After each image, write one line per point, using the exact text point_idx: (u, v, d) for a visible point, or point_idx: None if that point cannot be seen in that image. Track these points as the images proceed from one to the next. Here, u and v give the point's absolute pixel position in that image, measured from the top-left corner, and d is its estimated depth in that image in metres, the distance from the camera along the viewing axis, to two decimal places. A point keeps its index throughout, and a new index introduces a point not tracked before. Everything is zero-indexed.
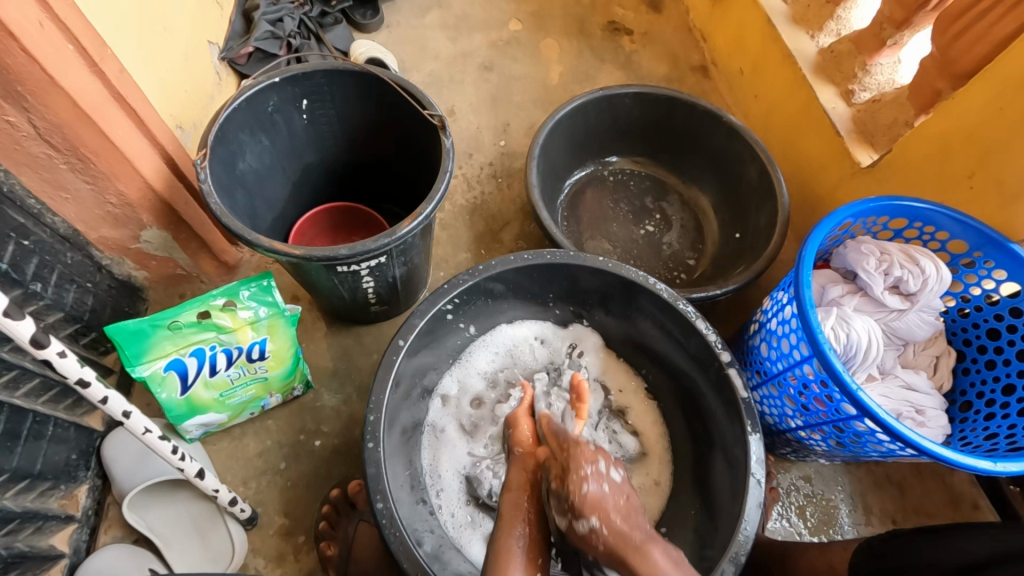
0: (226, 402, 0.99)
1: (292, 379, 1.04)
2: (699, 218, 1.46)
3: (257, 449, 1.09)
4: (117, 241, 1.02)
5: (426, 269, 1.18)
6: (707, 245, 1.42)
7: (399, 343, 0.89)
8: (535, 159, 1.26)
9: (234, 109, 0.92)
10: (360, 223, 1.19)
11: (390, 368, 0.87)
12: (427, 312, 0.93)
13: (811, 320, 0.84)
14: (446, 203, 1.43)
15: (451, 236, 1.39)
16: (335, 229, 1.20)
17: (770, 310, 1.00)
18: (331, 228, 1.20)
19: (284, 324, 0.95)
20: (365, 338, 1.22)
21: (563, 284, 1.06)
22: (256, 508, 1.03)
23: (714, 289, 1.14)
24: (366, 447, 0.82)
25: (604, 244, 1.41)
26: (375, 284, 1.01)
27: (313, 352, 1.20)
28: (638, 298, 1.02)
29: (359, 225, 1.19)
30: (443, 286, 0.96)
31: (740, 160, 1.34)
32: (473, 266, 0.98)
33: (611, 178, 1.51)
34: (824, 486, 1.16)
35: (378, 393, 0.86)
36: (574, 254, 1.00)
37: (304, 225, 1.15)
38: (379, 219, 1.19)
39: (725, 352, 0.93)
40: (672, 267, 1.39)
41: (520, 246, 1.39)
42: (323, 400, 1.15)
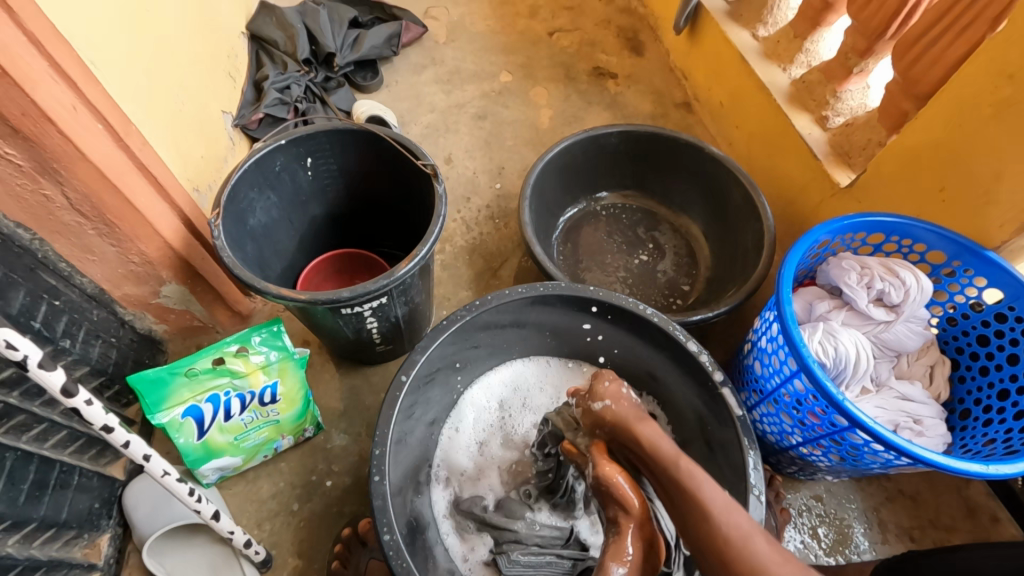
0: (240, 445, 1.03)
1: (302, 420, 1.09)
2: (692, 245, 1.51)
3: (271, 491, 1.12)
4: (139, 297, 1.10)
5: (428, 309, 1.23)
6: (701, 271, 1.46)
7: (402, 378, 0.93)
8: (527, 198, 1.33)
9: (245, 170, 1.01)
10: (364, 268, 1.27)
11: (393, 404, 0.91)
12: (428, 348, 0.97)
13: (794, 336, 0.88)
14: (447, 245, 1.50)
15: (452, 276, 1.45)
16: (341, 275, 1.27)
17: (759, 329, 1.03)
18: (337, 274, 1.27)
19: (294, 366, 1.01)
20: (373, 377, 1.27)
21: (558, 316, 1.11)
22: (270, 551, 1.06)
23: (707, 312, 1.17)
24: (372, 480, 0.85)
25: (600, 275, 1.46)
26: (378, 324, 1.06)
27: (323, 394, 1.24)
28: (630, 324, 1.06)
29: (364, 271, 1.27)
30: (442, 322, 1.00)
31: (724, 187, 1.40)
32: (470, 303, 1.03)
33: (603, 212, 1.57)
34: (836, 504, 1.14)
35: (383, 427, 0.89)
36: (566, 286, 1.04)
37: (311, 272, 1.23)
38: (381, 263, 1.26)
39: (716, 371, 0.96)
40: (668, 293, 1.42)
41: (518, 281, 1.45)
42: (333, 440, 1.18)
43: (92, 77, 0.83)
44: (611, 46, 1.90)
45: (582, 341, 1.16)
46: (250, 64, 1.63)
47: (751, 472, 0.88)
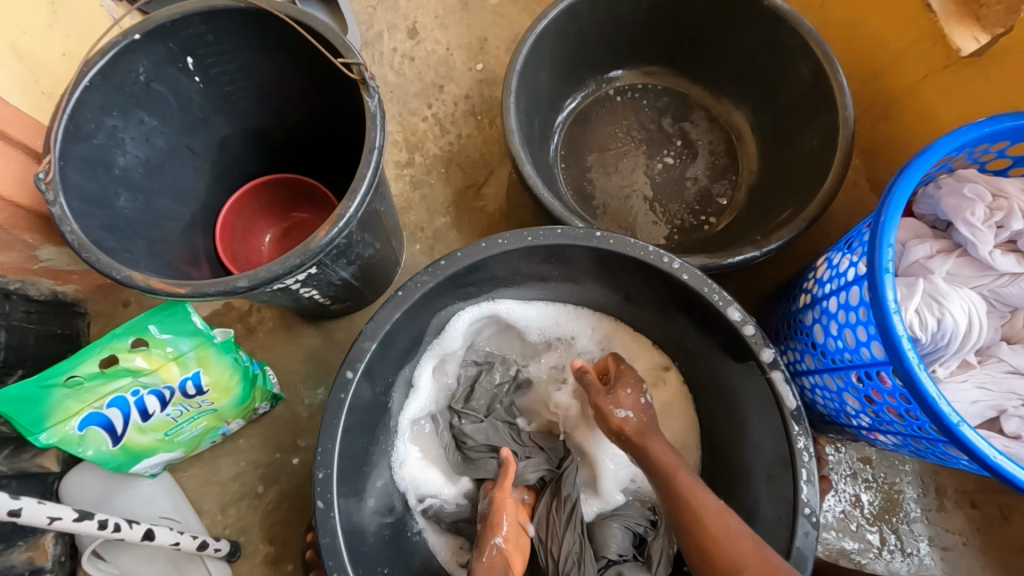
0: (175, 440, 0.86)
1: (247, 402, 0.91)
2: (733, 140, 1.15)
3: (232, 473, 0.98)
4: (14, 264, 0.85)
5: (390, 253, 0.97)
6: (743, 175, 1.13)
7: (348, 376, 0.71)
8: (512, 91, 0.97)
9: (85, 88, 0.69)
10: (299, 194, 0.98)
11: (338, 410, 0.70)
12: (379, 332, 0.73)
13: (890, 320, 0.59)
14: (417, 155, 1.18)
15: (426, 197, 1.15)
16: (271, 207, 0.99)
17: (828, 281, 0.75)
18: (266, 206, 0.98)
19: (216, 353, 0.79)
20: (337, 334, 1.06)
21: (556, 267, 0.84)
22: (238, 539, 0.95)
23: (752, 249, 0.89)
24: (317, 510, 0.68)
25: (613, 186, 1.13)
26: (316, 291, 0.80)
27: (280, 357, 1.05)
28: (650, 279, 0.80)
29: (300, 197, 0.99)
30: (396, 294, 0.75)
31: (784, 59, 1.00)
32: (433, 263, 0.76)
33: (618, 97, 1.19)
34: (887, 468, 0.98)
35: (326, 441, 0.70)
36: (563, 233, 0.76)
37: (231, 213, 0.93)
38: (319, 184, 0.98)
39: (766, 348, 0.71)
40: (698, 209, 1.11)
41: (509, 200, 1.14)
42: (297, 411, 1.01)
43: None
44: None
45: (587, 291, 0.89)
46: None
47: (803, 486, 0.68)
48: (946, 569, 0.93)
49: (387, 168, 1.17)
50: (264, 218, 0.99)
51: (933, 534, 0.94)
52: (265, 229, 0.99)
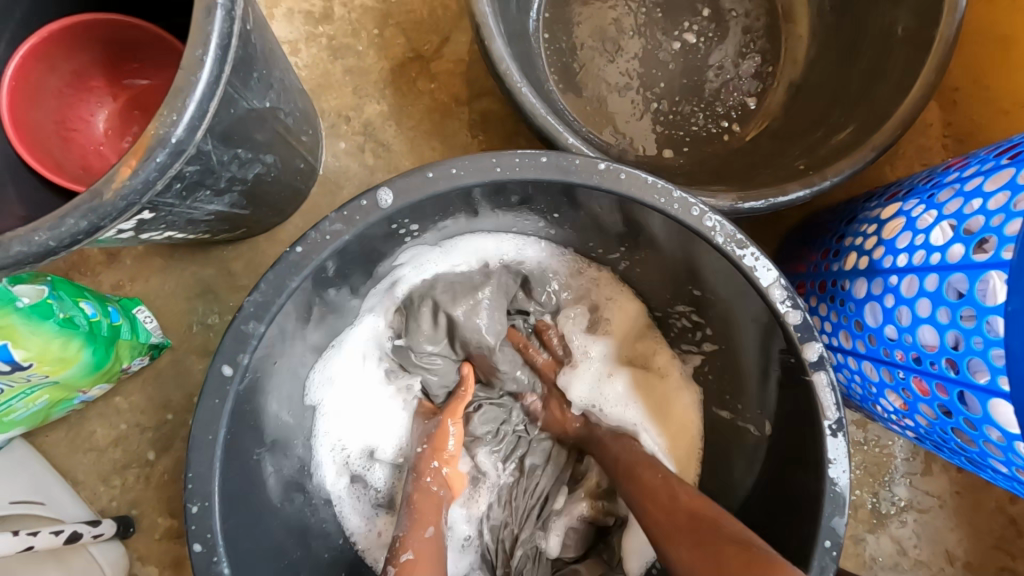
0: (6, 420, 0.63)
1: (108, 365, 0.66)
2: (777, 13, 0.85)
3: (111, 437, 0.78)
4: None
5: (295, 166, 0.68)
6: (783, 67, 0.84)
7: (224, 372, 0.49)
8: None
9: None
10: (120, 52, 0.66)
11: (213, 421, 0.49)
12: (268, 306, 0.49)
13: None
14: (336, 5, 0.81)
15: (351, 71, 0.81)
16: (80, 79, 0.66)
17: (907, 248, 0.55)
18: (73, 81, 0.65)
19: (25, 322, 0.55)
20: (236, 266, 0.79)
21: (531, 203, 0.59)
22: (128, 513, 0.78)
23: (795, 187, 0.65)
24: (192, 553, 0.49)
25: (612, 72, 0.83)
26: (173, 232, 0.53)
27: (156, 294, 0.79)
28: (664, 230, 0.57)
29: (118, 51, 0.66)
30: (290, 251, 0.49)
31: None
32: (349, 203, 0.50)
33: None
34: (881, 430, 0.88)
35: (200, 461, 0.49)
36: (546, 160, 0.51)
37: (18, 101, 0.60)
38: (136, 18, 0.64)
39: (811, 344, 0.53)
40: (718, 112, 0.84)
41: (467, 83, 0.83)
42: (188, 364, 0.79)
43: None
44: None
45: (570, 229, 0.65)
46: None
47: (834, 517, 0.53)
48: (918, 530, 0.88)
49: (292, 24, 0.81)
50: (78, 101, 0.66)
51: (912, 497, 0.88)
52: (89, 117, 0.67)
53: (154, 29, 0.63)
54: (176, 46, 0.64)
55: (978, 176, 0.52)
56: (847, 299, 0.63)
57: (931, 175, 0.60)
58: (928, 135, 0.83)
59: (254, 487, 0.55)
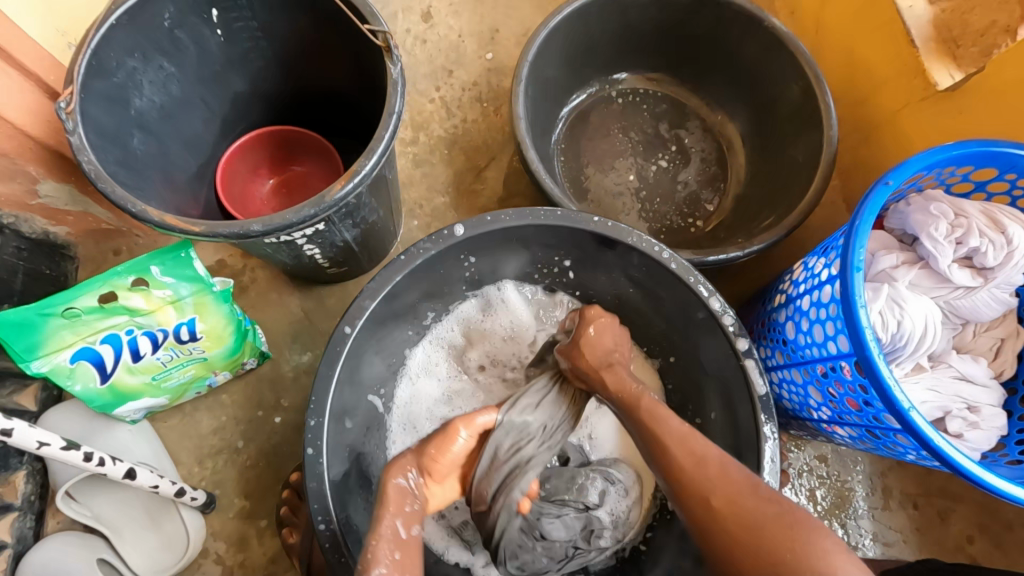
0: (162, 385, 0.87)
1: (237, 354, 0.91)
2: (724, 150, 1.22)
3: (212, 427, 0.99)
4: (13, 198, 0.85)
5: (389, 226, 0.99)
6: (730, 185, 1.19)
7: (345, 331, 0.74)
8: (522, 82, 1.02)
9: (111, 26, 0.70)
10: (287, 152, 1.02)
11: (335, 362, 0.73)
12: (379, 292, 0.76)
13: (856, 312, 0.66)
14: (421, 134, 1.21)
15: (427, 176, 1.18)
16: (258, 167, 1.01)
17: (803, 281, 0.82)
18: (254, 168, 1.01)
19: (214, 301, 0.81)
20: (329, 301, 1.08)
21: (551, 249, 0.88)
22: (213, 491, 0.95)
23: (734, 250, 0.94)
24: (306, 455, 0.69)
25: (608, 183, 1.18)
26: (320, 250, 0.83)
27: (269, 318, 1.06)
28: (639, 268, 0.84)
29: (282, 151, 1.01)
30: (398, 258, 0.78)
31: (781, 79, 1.08)
32: (436, 232, 0.79)
33: (619, 99, 1.25)
34: (840, 466, 1.04)
35: (321, 390, 0.71)
36: (562, 214, 0.81)
37: (224, 176, 0.95)
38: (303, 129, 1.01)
39: (742, 338, 0.77)
40: (686, 211, 1.17)
41: (505, 185, 1.18)
42: (282, 372, 1.03)
43: None
44: None
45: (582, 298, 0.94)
46: None
47: (766, 467, 0.73)
48: None
49: None
50: (253, 180, 1.01)
51: (877, 531, 1.01)
52: (258, 190, 1.01)
53: (315, 137, 0.99)
54: (327, 148, 1.00)
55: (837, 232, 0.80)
56: (777, 326, 0.88)
57: None
58: None
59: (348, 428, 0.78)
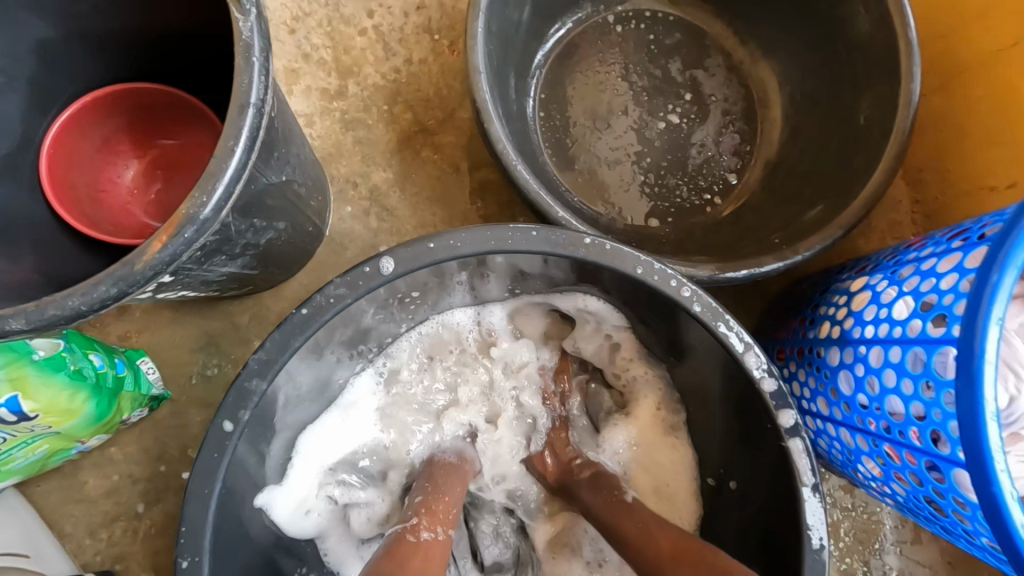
0: (3, 470, 0.64)
1: (109, 417, 0.68)
2: (753, 100, 0.93)
3: (102, 489, 0.79)
4: None
5: (305, 229, 0.73)
6: (759, 147, 0.91)
7: (224, 427, 0.51)
8: (482, 10, 0.70)
9: None
10: (151, 121, 0.72)
11: (212, 473, 0.51)
12: (271, 365, 0.52)
13: (984, 430, 0.44)
14: (351, 81, 0.89)
15: (361, 143, 0.88)
16: (110, 145, 0.71)
17: (873, 321, 0.59)
18: (103, 147, 0.71)
19: (37, 374, 0.58)
20: (239, 319, 0.83)
21: (525, 271, 0.63)
22: (112, 568, 0.77)
23: (771, 260, 0.70)
24: None
25: (601, 148, 0.90)
26: (190, 291, 0.57)
27: (162, 344, 0.82)
28: (648, 301, 0.61)
29: (143, 119, 0.71)
30: (298, 313, 0.53)
31: (845, 3, 0.77)
32: (353, 269, 0.54)
33: (617, 27, 0.93)
34: (869, 496, 0.88)
35: (194, 515, 0.51)
36: (537, 235, 0.56)
37: (53, 166, 0.66)
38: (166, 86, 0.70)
39: (786, 412, 0.56)
40: (702, 185, 0.90)
41: (469, 154, 0.89)
42: (186, 416, 0.81)
43: None
44: None
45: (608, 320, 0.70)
46: None
47: None
48: None
49: (309, 99, 0.88)
50: (106, 164, 0.72)
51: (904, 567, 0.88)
52: (116, 178, 0.72)
53: (185, 97, 0.69)
54: (205, 114, 0.70)
55: (933, 257, 0.56)
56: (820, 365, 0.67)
57: (896, 252, 0.65)
58: (897, 211, 0.90)
59: (248, 500, 0.58)
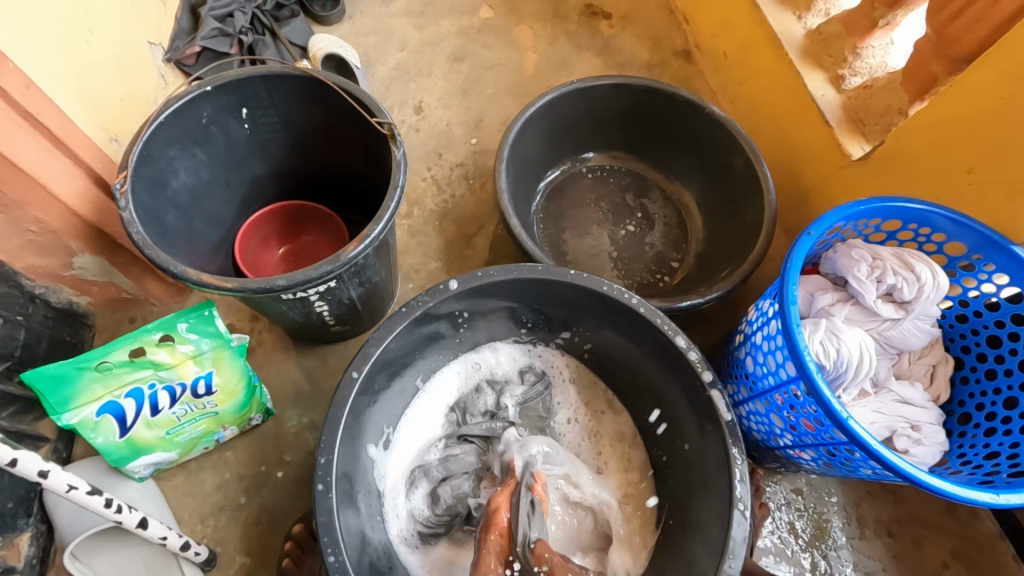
0: (174, 440, 0.92)
1: (246, 409, 0.97)
2: (683, 216, 1.38)
3: (216, 484, 1.03)
4: (48, 270, 0.95)
5: (390, 287, 1.10)
6: (691, 244, 1.34)
7: (353, 375, 0.82)
8: (505, 160, 1.18)
9: (160, 123, 0.84)
10: (295, 224, 1.13)
11: (342, 405, 0.80)
12: (384, 340, 0.85)
13: (797, 341, 0.78)
14: (416, 208, 1.35)
15: (421, 243, 1.31)
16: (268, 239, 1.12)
17: (756, 320, 0.93)
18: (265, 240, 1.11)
19: (230, 355, 0.88)
20: (330, 358, 1.15)
21: (535, 301, 0.99)
22: (215, 548, 0.98)
23: (697, 297, 1.06)
24: (316, 491, 0.75)
25: (583, 246, 1.33)
26: (329, 307, 0.93)
27: (273, 375, 1.13)
28: (614, 314, 0.95)
29: (292, 224, 1.12)
30: (401, 309, 0.88)
31: (726, 154, 1.26)
32: (434, 287, 0.90)
33: (589, 175, 1.43)
34: (816, 498, 1.10)
35: (331, 431, 0.79)
36: (544, 269, 0.92)
37: (241, 250, 1.06)
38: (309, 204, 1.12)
39: (706, 371, 0.85)
40: (655, 269, 1.30)
41: (493, 251, 1.31)
42: (285, 428, 1.08)
43: None
44: None
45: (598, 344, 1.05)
46: None
47: (737, 485, 0.80)
48: None
49: None
50: (264, 250, 1.11)
51: (857, 560, 1.06)
52: (269, 259, 1.11)
53: (322, 211, 1.11)
54: (332, 220, 1.11)
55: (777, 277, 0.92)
56: (740, 362, 0.99)
57: None
58: None
59: (365, 426, 0.89)
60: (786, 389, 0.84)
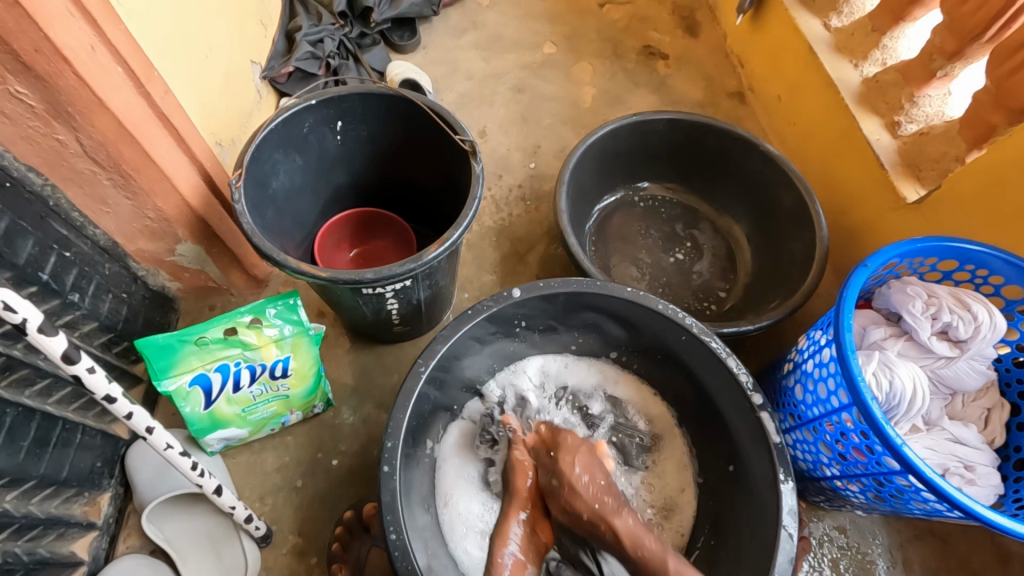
0: (247, 418, 1.01)
1: (313, 396, 1.04)
2: (732, 248, 1.42)
3: (276, 465, 1.09)
4: (153, 253, 1.06)
5: (450, 294, 1.17)
6: (740, 276, 1.37)
7: (420, 369, 0.88)
8: (564, 183, 1.25)
9: (270, 130, 0.94)
10: (368, 230, 1.21)
11: (410, 394, 0.86)
12: (450, 338, 0.92)
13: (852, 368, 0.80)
14: (474, 224, 1.43)
15: (477, 257, 1.38)
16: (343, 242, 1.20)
17: (807, 348, 0.96)
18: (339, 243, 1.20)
19: (308, 342, 0.95)
20: (387, 358, 1.22)
21: (590, 314, 1.04)
22: (271, 526, 1.03)
23: (746, 324, 1.09)
24: (382, 471, 0.80)
25: (632, 271, 1.37)
26: (399, 305, 1.00)
27: (334, 368, 1.20)
28: (667, 331, 0.98)
29: (365, 229, 1.21)
30: (467, 311, 0.94)
31: (778, 191, 1.30)
32: (498, 293, 0.96)
33: (641, 203, 1.48)
34: (859, 537, 1.09)
35: (398, 417, 0.84)
36: (601, 284, 0.97)
37: (318, 251, 1.15)
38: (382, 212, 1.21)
39: (756, 394, 0.88)
40: (702, 297, 1.34)
41: (545, 269, 1.38)
42: (341, 420, 1.14)
43: (134, 44, 0.80)
44: (664, 24, 1.77)
45: (650, 362, 1.08)
46: (282, 14, 1.55)
47: (786, 509, 0.81)
48: None
49: None
50: (338, 253, 1.20)
51: None
52: (341, 261, 1.20)
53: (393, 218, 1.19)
54: (402, 228, 1.19)
55: None
56: (788, 390, 1.00)
57: None
58: None
59: (423, 418, 0.95)
60: (836, 416, 0.85)
